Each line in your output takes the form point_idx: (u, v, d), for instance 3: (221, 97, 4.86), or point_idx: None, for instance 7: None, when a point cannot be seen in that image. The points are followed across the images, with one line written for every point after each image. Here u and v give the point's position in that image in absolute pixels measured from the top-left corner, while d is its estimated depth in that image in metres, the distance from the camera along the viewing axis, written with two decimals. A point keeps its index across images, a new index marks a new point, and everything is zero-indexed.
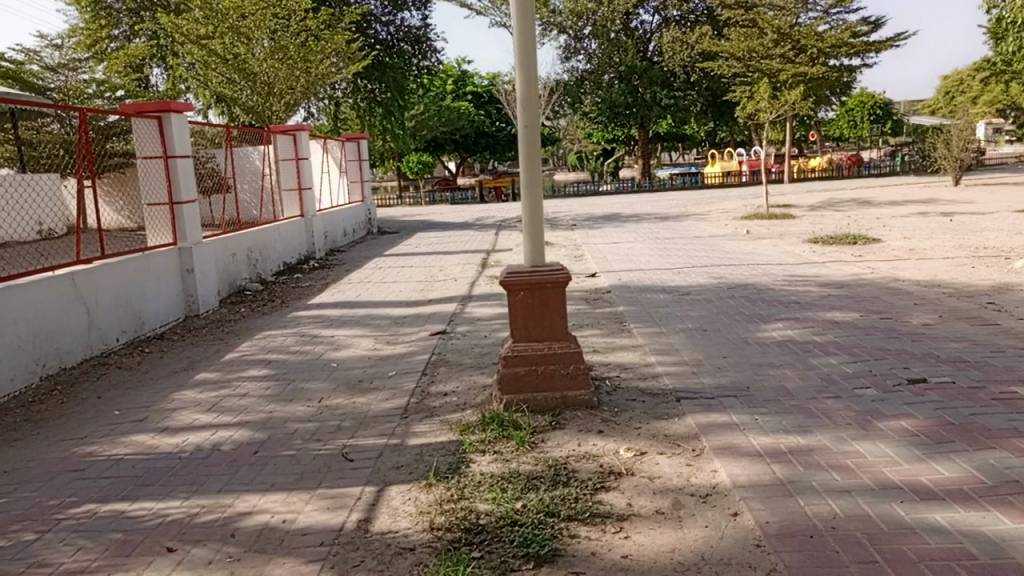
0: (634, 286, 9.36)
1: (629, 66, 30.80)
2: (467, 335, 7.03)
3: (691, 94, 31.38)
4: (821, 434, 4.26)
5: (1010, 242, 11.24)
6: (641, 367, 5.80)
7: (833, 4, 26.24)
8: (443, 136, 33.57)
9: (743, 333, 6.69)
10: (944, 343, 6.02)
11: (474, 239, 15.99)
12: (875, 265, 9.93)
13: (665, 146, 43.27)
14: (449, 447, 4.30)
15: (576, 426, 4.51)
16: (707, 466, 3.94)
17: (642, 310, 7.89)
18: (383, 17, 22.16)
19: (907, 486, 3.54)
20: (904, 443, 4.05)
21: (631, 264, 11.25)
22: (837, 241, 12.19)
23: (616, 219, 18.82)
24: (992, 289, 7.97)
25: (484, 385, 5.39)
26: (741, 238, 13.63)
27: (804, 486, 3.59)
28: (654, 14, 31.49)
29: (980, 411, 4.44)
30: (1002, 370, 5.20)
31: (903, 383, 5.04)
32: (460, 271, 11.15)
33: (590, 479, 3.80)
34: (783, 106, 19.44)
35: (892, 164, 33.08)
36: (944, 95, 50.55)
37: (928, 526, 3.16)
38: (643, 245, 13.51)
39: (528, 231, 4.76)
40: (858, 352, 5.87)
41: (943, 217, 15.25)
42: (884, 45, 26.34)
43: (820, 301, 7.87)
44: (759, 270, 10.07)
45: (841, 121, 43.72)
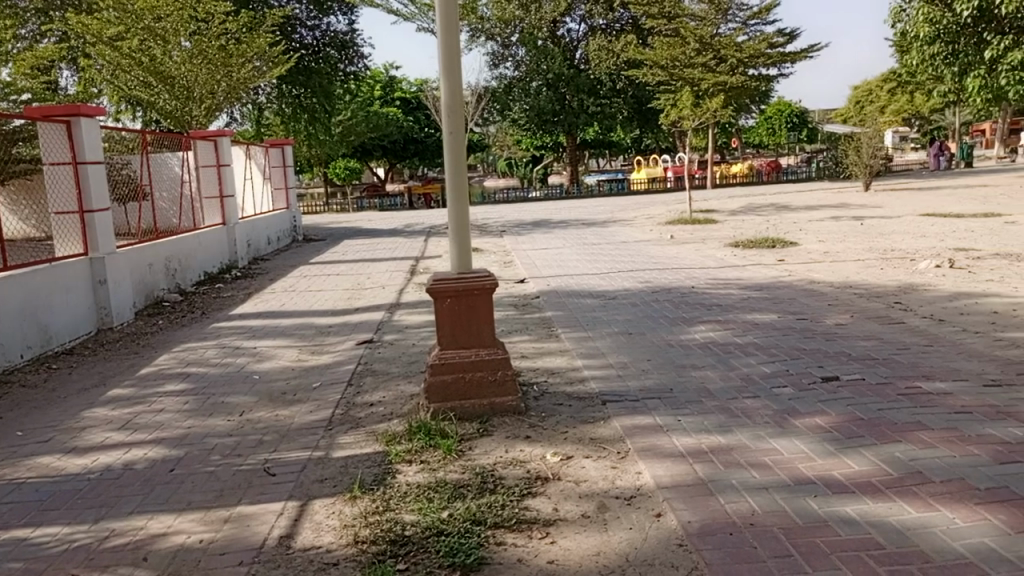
0: (562, 291, 9.44)
1: (557, 73, 31.13)
2: (396, 343, 6.96)
3: (617, 101, 31.98)
4: (740, 433, 4.38)
5: (915, 245, 11.83)
6: (568, 372, 5.85)
7: (751, 16, 27.12)
8: (372, 142, 33.24)
9: (667, 336, 6.83)
10: (855, 341, 6.28)
11: (403, 246, 15.85)
12: (792, 268, 10.31)
13: (593, 153, 43.93)
14: (375, 457, 4.24)
15: (503, 432, 4.51)
16: (632, 468, 4.00)
17: (570, 315, 7.97)
18: (308, 21, 21.69)
19: (819, 481, 3.68)
20: (818, 439, 4.21)
21: (559, 269, 11.35)
22: (757, 244, 12.60)
23: (545, 226, 19.00)
24: (899, 289, 8.38)
25: (411, 394, 5.34)
26: (666, 244, 13.95)
27: (725, 485, 3.69)
28: (580, 22, 32.02)
29: (887, 406, 4.65)
30: (908, 367, 5.47)
31: (817, 381, 5.25)
32: (388, 279, 11.04)
33: (516, 485, 3.81)
34: (705, 114, 20.04)
35: (808, 170, 34.41)
36: (855, 104, 53.14)
37: (839, 518, 3.29)
38: (571, 250, 13.67)
39: (455, 238, 4.75)
40: (776, 352, 6.08)
41: (855, 221, 15.96)
42: (799, 56, 27.39)
43: (741, 303, 8.11)
44: (683, 274, 10.32)
45: (761, 129, 45.45)
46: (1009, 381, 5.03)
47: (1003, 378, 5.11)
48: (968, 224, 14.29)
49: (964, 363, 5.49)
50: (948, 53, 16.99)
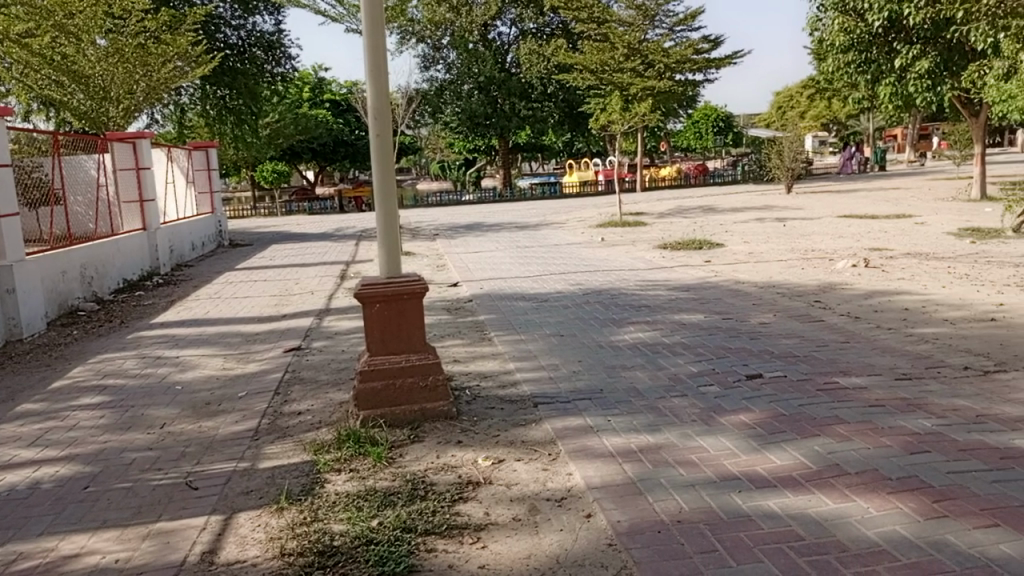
0: (494, 294, 9.45)
1: (488, 77, 31.17)
2: (325, 350, 6.83)
3: (548, 105, 32.20)
4: (669, 432, 4.46)
5: (834, 245, 12.31)
6: (500, 375, 5.86)
7: (677, 22, 27.76)
8: (301, 144, 32.63)
9: (598, 338, 6.91)
10: (777, 339, 6.49)
11: (333, 250, 15.61)
12: (719, 268, 10.58)
13: (525, 156, 44.15)
14: (303, 467, 4.15)
15: (435, 438, 4.48)
16: (563, 469, 4.03)
17: (503, 318, 7.99)
18: (233, 21, 21.14)
19: (744, 476, 3.78)
20: (742, 436, 4.33)
21: (492, 272, 11.36)
22: (684, 246, 12.89)
23: (478, 229, 18.99)
24: (819, 288, 8.70)
25: (340, 402, 5.25)
26: (597, 246, 14.13)
27: (653, 484, 3.76)
28: (511, 26, 32.18)
29: (807, 402, 4.82)
30: (826, 363, 5.68)
31: (741, 379, 5.40)
32: (317, 284, 10.86)
33: (448, 491, 3.79)
34: (633, 118, 20.40)
35: (734, 173, 35.40)
36: (777, 109, 54.94)
37: (762, 512, 3.38)
38: (504, 253, 13.71)
39: (384, 242, 4.69)
40: (702, 351, 6.23)
41: (778, 222, 16.50)
42: (723, 62, 28.16)
43: (669, 304, 8.28)
44: (614, 275, 10.48)
45: (688, 133, 46.58)
46: (920, 375, 5.28)
47: (914, 372, 5.36)
48: (883, 224, 14.95)
49: (879, 359, 5.74)
50: (861, 61, 17.77)
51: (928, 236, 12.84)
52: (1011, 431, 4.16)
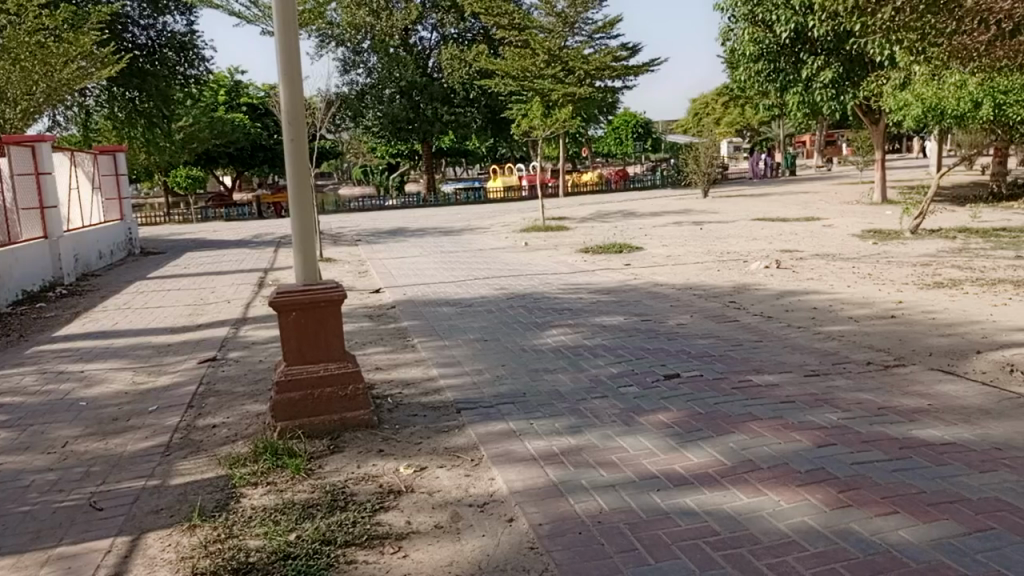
0: (417, 300, 9.39)
1: (410, 81, 30.96)
2: (242, 360, 6.64)
3: (471, 111, 32.20)
4: (590, 433, 4.52)
5: (748, 247, 12.74)
6: (423, 382, 5.81)
7: (596, 30, 28.26)
8: (216, 149, 31.67)
9: (521, 341, 6.95)
10: (694, 339, 6.66)
11: (250, 257, 15.19)
12: (638, 271, 10.79)
13: (448, 161, 44.02)
14: (217, 482, 4.02)
15: (356, 448, 4.41)
16: (486, 474, 4.03)
17: (426, 324, 7.93)
18: (142, 20, 20.35)
19: (662, 475, 3.86)
20: (661, 435, 4.43)
21: (415, 278, 11.26)
22: (605, 250, 13.12)
23: (401, 235, 18.84)
24: (733, 289, 8.98)
25: (257, 414, 5.10)
26: (520, 250, 14.22)
27: (574, 485, 3.80)
28: (432, 31, 32.12)
29: (723, 400, 4.97)
30: (740, 361, 5.87)
31: (660, 379, 5.53)
32: (234, 293, 10.55)
33: (368, 500, 3.74)
34: (555, 124, 20.65)
35: (653, 178, 36.24)
36: (694, 116, 56.53)
37: (680, 509, 3.46)
38: (428, 259, 13.63)
39: (300, 248, 4.60)
40: (623, 352, 6.34)
41: (695, 226, 16.98)
42: (641, 70, 28.80)
43: (591, 306, 8.40)
44: (537, 279, 10.56)
45: (609, 139, 47.49)
46: (827, 370, 5.52)
47: (821, 368, 5.60)
48: (793, 227, 15.57)
49: (789, 356, 5.96)
50: (771, 70, 18.47)
51: (834, 238, 13.44)
52: (910, 422, 4.39)
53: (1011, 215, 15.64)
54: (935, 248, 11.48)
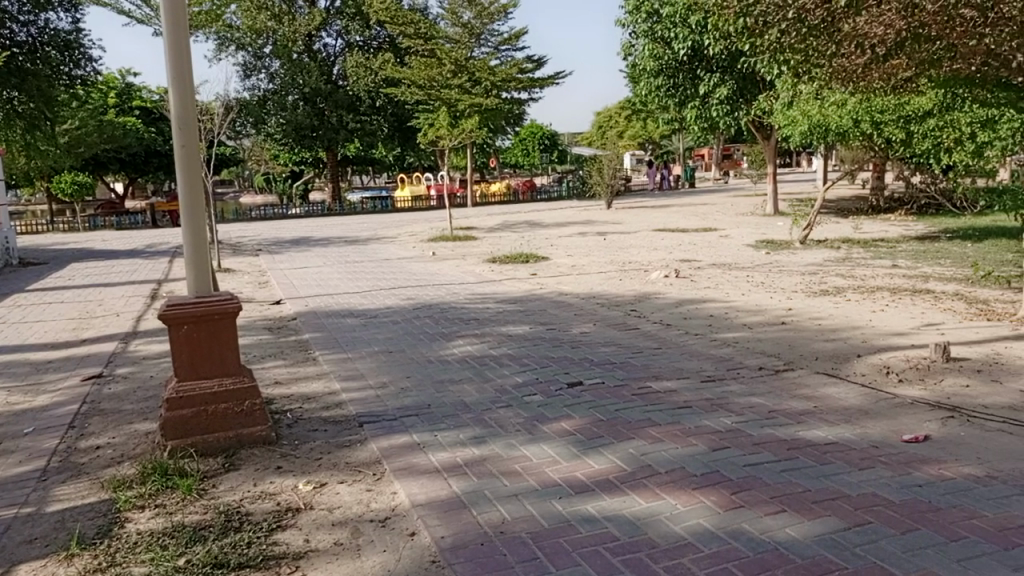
0: (321, 311, 9.18)
1: (313, 88, 30.32)
2: (130, 377, 6.29)
3: (377, 119, 31.84)
4: (494, 443, 4.53)
5: (649, 257, 13.12)
6: (325, 396, 5.68)
7: (502, 42, 28.57)
8: (106, 155, 30.05)
9: (426, 352, 6.89)
10: (596, 348, 6.80)
11: (143, 268, 14.48)
12: (544, 281, 10.93)
13: (355, 169, 43.41)
14: (99, 506, 3.79)
15: (252, 465, 4.26)
16: (388, 488, 3.97)
17: (329, 336, 7.77)
18: (20, 16, 19.25)
19: (564, 482, 3.91)
20: (564, 442, 4.48)
21: (318, 289, 11.02)
22: (512, 259, 13.21)
23: (304, 244, 18.41)
24: (635, 298, 9.22)
25: (146, 433, 4.85)
26: (427, 260, 14.14)
27: (478, 496, 3.79)
28: (337, 37, 31.67)
29: (623, 406, 5.08)
30: (641, 368, 6.02)
31: (564, 387, 5.60)
32: (124, 306, 10.02)
33: (265, 519, 3.61)
34: (461, 134, 20.69)
35: (560, 189, 36.85)
36: (598, 129, 57.89)
37: (580, 517, 3.51)
38: (332, 269, 13.38)
39: (193, 257, 4.41)
40: (527, 361, 6.39)
41: (599, 236, 17.36)
42: (546, 82, 29.28)
43: (497, 316, 8.44)
44: (443, 289, 10.52)
45: (516, 150, 48.00)
46: (722, 375, 5.74)
47: (717, 373, 5.81)
48: (692, 238, 16.15)
49: (687, 363, 6.16)
50: (669, 86, 19.12)
51: (730, 248, 14.01)
52: (797, 424, 4.62)
53: (887, 226, 16.79)
54: (822, 257, 12.15)
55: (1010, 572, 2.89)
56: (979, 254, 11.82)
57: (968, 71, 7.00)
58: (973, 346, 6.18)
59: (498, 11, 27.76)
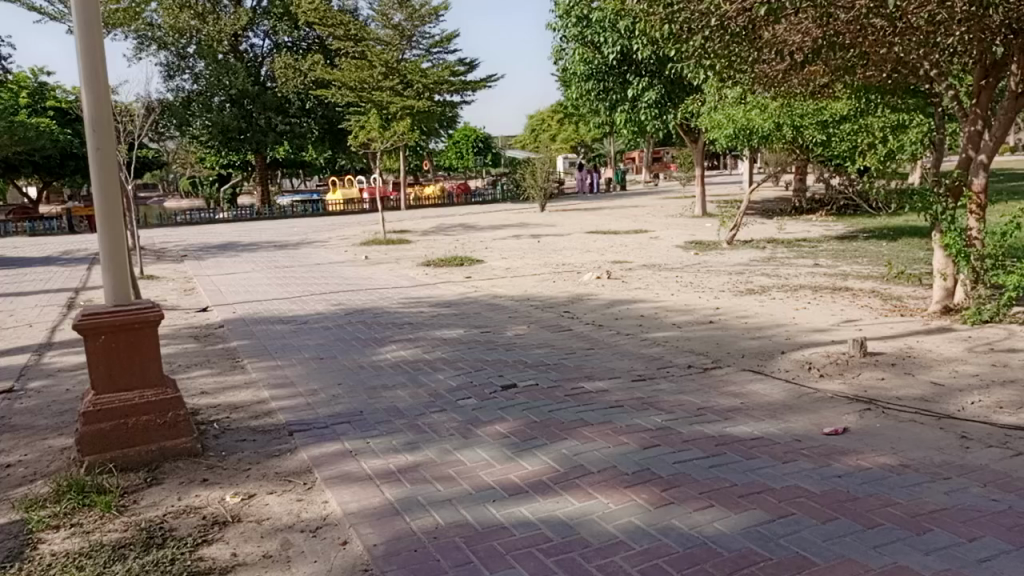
0: (249, 318, 8.95)
1: (240, 90, 29.55)
2: (43, 391, 5.99)
3: (306, 121, 31.31)
4: (427, 448, 4.50)
5: (582, 259, 13.26)
6: (254, 405, 5.53)
7: (434, 44, 28.50)
8: (19, 158, 28.59)
9: (358, 358, 6.80)
10: (530, 349, 6.83)
11: (59, 276, 13.82)
12: (478, 284, 10.92)
13: (285, 172, 42.57)
14: (11, 528, 3.60)
15: (176, 479, 4.11)
16: (319, 497, 3.90)
17: (257, 343, 7.58)
18: None
19: (498, 485, 3.91)
20: (498, 446, 4.49)
21: (246, 295, 10.74)
22: (446, 263, 13.16)
23: (232, 249, 17.94)
24: (569, 300, 9.31)
25: (62, 449, 4.63)
26: (359, 264, 13.97)
27: (411, 502, 3.75)
28: (264, 38, 30.97)
29: (557, 407, 5.12)
30: (574, 369, 6.08)
31: (498, 390, 5.60)
32: (38, 316, 9.54)
33: (190, 534, 3.50)
34: (394, 137, 20.50)
35: (494, 193, 36.93)
36: (531, 132, 58.29)
37: (515, 519, 3.52)
38: (261, 274, 13.06)
39: (110, 265, 4.24)
40: (461, 365, 6.37)
41: (533, 238, 17.47)
42: (478, 85, 29.30)
43: (431, 320, 8.39)
44: (376, 294, 10.40)
45: (450, 152, 47.83)
46: (652, 375, 5.84)
47: (647, 373, 5.91)
48: (624, 239, 16.41)
49: (619, 363, 6.25)
50: (600, 90, 19.41)
51: (661, 249, 14.29)
52: (724, 420, 4.74)
53: (810, 226, 17.42)
54: (748, 257, 12.50)
55: (922, 555, 3.02)
56: (894, 252, 12.38)
57: (879, 78, 7.41)
58: (888, 341, 6.46)
59: (429, 14, 27.84)
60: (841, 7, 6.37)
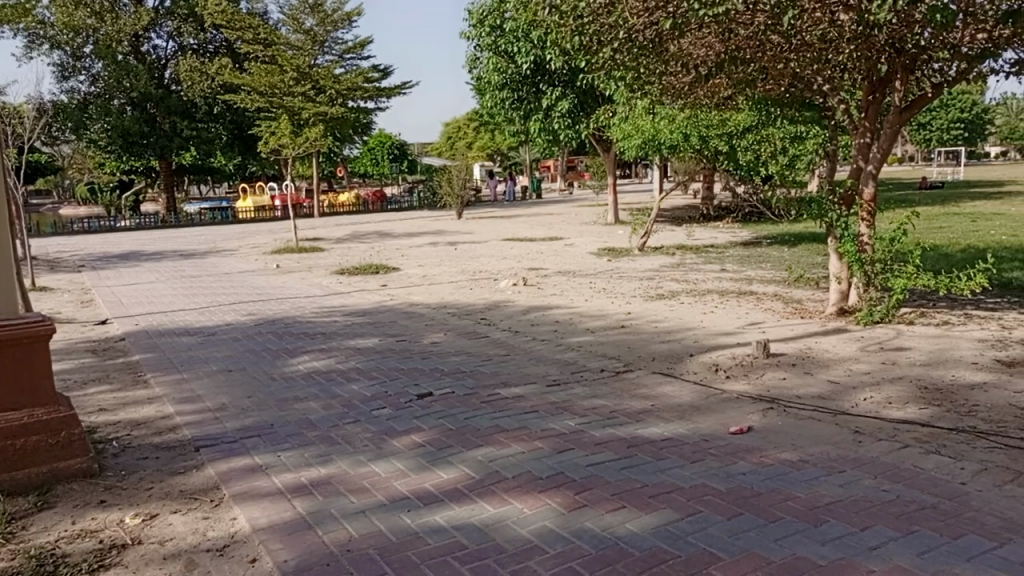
0: (152, 330, 8.58)
1: (142, 92, 28.32)
2: None
3: (214, 126, 30.27)
4: (340, 460, 4.42)
5: (498, 266, 13.31)
6: (157, 421, 5.30)
7: (347, 50, 28.16)
8: None
9: (269, 370, 6.62)
10: (446, 357, 6.82)
11: None
12: (394, 292, 10.82)
13: (192, 179, 41.08)
14: None
15: (70, 502, 3.90)
16: (227, 514, 3.77)
17: (161, 356, 7.27)
18: None
19: (412, 495, 3.88)
20: (413, 455, 4.45)
21: (150, 306, 10.29)
22: (361, 271, 12.98)
23: (134, 258, 17.13)
24: (486, 307, 9.33)
25: None
26: (271, 273, 13.60)
27: (323, 515, 3.68)
28: (168, 39, 29.83)
29: (473, 414, 5.12)
30: (489, 376, 6.10)
31: (414, 399, 5.55)
32: None
33: (85, 560, 3.32)
34: (306, 143, 20.05)
35: (410, 200, 36.65)
36: (447, 140, 58.30)
37: (429, 527, 3.50)
38: (165, 284, 12.54)
39: None
40: (376, 374, 6.29)
41: (449, 246, 17.44)
42: (393, 92, 29.05)
43: (345, 329, 8.25)
44: (288, 303, 10.16)
45: (365, 159, 46.75)
46: (567, 379, 5.93)
47: (562, 377, 5.99)
48: (540, 247, 16.58)
49: (535, 368, 6.31)
50: (514, 99, 19.57)
51: (575, 256, 14.50)
52: (636, 422, 4.85)
53: (717, 233, 18.05)
54: (658, 263, 12.84)
55: (819, 545, 3.18)
56: (795, 257, 12.96)
57: (777, 92, 7.76)
58: (789, 342, 6.75)
59: (342, 19, 27.48)
60: (741, 24, 6.65)
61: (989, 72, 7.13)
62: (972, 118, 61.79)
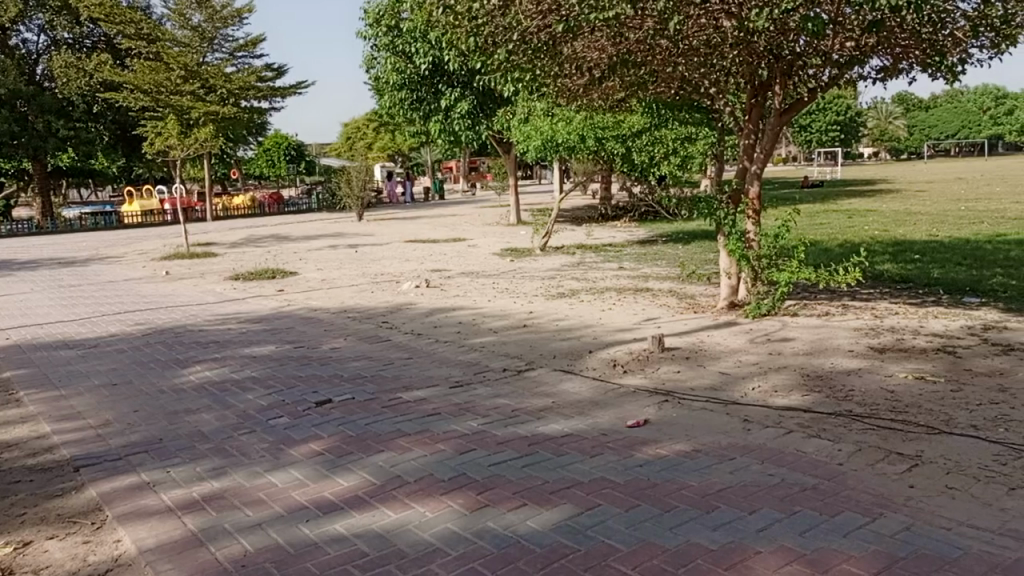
0: (27, 345, 8.01)
1: (11, 90, 26.11)
2: None
3: (94, 127, 28.63)
4: (235, 473, 4.26)
5: (400, 268, 13.17)
6: (31, 441, 4.96)
7: (237, 48, 27.25)
8: None
9: (157, 382, 6.30)
10: (346, 363, 6.69)
11: None
12: (292, 297, 10.53)
13: (70, 182, 38.60)
14: None
15: None
16: (110, 536, 3.56)
17: (37, 372, 6.80)
18: None
19: (311, 504, 3.79)
20: (312, 464, 4.34)
21: (24, 319, 9.61)
22: (256, 276, 12.56)
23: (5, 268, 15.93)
24: (387, 310, 9.21)
25: None
26: (159, 280, 12.95)
27: (216, 531, 3.54)
28: (39, 33, 27.99)
29: (373, 420, 5.05)
30: (391, 380, 6.03)
31: (312, 406, 5.42)
32: None
33: None
34: (194, 144, 19.20)
35: (309, 202, 35.77)
36: (346, 140, 57.24)
37: (329, 537, 3.42)
38: (41, 295, 11.73)
39: None
40: (272, 383, 6.10)
41: (350, 249, 17.10)
42: (288, 91, 28.30)
43: (240, 337, 7.96)
44: (179, 311, 9.71)
45: (261, 160, 45.28)
46: (469, 380, 5.93)
47: (464, 378, 5.99)
48: (442, 248, 16.51)
49: (437, 370, 6.28)
50: (413, 99, 19.41)
51: (478, 257, 14.53)
52: (536, 420, 4.91)
53: (615, 232, 18.49)
54: (559, 262, 13.04)
55: (711, 531, 3.30)
56: (689, 254, 13.45)
57: (668, 94, 8.00)
58: (683, 336, 6.99)
59: (232, 15, 26.58)
60: (631, 28, 6.86)
61: (857, 78, 7.61)
62: (847, 120, 66.12)
